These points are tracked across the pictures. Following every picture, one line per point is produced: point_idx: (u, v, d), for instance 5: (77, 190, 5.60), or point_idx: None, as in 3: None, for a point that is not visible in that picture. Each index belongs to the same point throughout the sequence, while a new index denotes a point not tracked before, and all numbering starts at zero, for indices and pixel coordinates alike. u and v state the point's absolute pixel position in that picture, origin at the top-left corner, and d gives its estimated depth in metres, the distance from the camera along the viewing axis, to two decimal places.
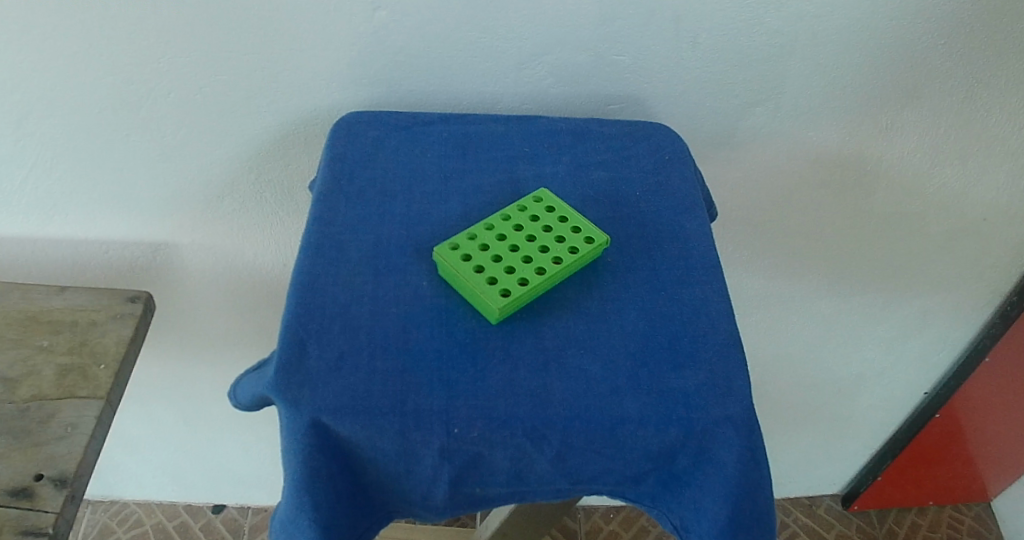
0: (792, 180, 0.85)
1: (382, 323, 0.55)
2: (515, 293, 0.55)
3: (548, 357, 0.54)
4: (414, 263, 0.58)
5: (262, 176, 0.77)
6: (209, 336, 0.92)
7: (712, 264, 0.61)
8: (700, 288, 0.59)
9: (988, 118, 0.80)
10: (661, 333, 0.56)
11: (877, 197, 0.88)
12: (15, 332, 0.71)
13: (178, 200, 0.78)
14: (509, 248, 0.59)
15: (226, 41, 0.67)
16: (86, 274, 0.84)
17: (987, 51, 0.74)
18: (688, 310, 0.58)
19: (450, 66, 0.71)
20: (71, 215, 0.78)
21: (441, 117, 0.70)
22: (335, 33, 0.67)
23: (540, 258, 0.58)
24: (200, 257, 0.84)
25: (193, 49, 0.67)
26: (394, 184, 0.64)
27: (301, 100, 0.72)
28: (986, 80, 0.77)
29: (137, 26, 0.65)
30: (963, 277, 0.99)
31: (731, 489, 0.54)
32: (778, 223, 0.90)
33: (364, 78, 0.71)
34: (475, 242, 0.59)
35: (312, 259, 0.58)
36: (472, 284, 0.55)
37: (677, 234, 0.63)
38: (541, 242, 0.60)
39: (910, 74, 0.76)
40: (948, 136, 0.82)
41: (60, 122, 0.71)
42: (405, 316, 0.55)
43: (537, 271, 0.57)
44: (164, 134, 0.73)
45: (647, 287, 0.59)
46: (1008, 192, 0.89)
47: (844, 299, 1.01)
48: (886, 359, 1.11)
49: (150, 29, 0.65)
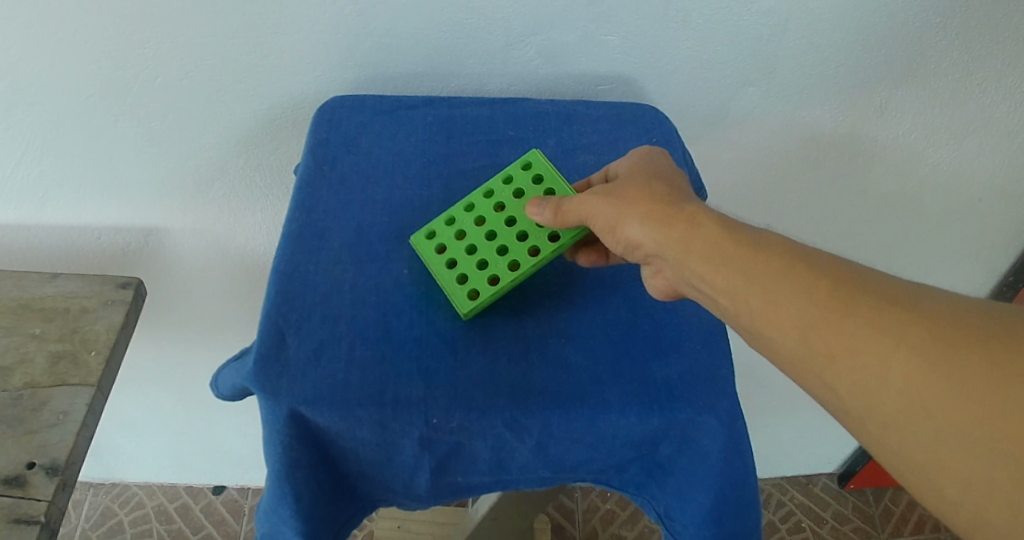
0: (783, 162, 0.80)
1: (362, 314, 0.53)
2: (483, 293, 0.54)
3: (528, 346, 0.53)
4: (395, 252, 0.57)
5: (253, 160, 0.75)
6: (200, 322, 0.91)
7: None
8: None
9: (984, 98, 0.75)
10: (651, 319, 0.55)
11: (872, 177, 0.83)
12: (7, 318, 0.69)
13: (169, 186, 0.76)
14: (486, 235, 0.57)
15: (208, 22, 0.64)
16: (82, 261, 0.82)
17: (985, 29, 0.70)
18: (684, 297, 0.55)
19: (435, 48, 0.68)
20: (62, 200, 0.76)
21: (425, 100, 0.67)
22: (321, 17, 0.65)
23: (517, 249, 0.56)
24: (191, 242, 0.81)
25: (173, 30, 0.64)
26: (375, 169, 0.63)
27: (286, 86, 0.69)
28: (983, 58, 0.72)
29: (119, 14, 0.62)
30: (957, 256, 0.94)
31: (714, 480, 0.52)
32: (775, 202, 0.85)
33: (351, 61, 0.68)
34: (452, 229, 0.57)
35: (293, 248, 0.56)
36: (441, 282, 0.55)
37: None
38: (522, 227, 0.57)
39: (937, 34, 0.70)
40: (980, 100, 0.76)
41: (47, 109, 0.68)
42: (383, 306, 0.54)
43: (510, 266, 0.55)
44: (153, 119, 0.70)
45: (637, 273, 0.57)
46: (1005, 171, 0.83)
47: None
48: None
49: (129, 9, 0.62)
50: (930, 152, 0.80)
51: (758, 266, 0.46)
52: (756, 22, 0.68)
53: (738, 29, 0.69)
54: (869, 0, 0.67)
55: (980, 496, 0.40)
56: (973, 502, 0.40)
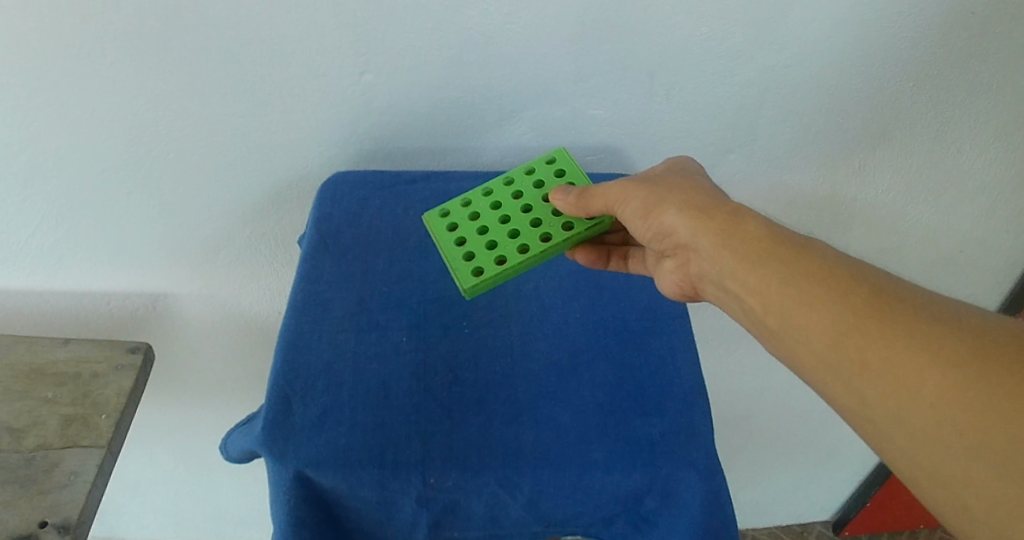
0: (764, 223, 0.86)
1: (363, 382, 0.64)
2: (487, 272, 0.59)
3: (519, 409, 0.63)
4: (391, 322, 0.68)
5: (258, 228, 0.79)
6: (204, 382, 0.93)
7: (680, 313, 0.69)
8: (667, 338, 0.68)
9: (959, 155, 0.80)
10: (609, 383, 0.65)
11: (854, 234, 0.87)
12: (21, 384, 0.72)
13: (179, 253, 0.80)
14: (499, 218, 0.63)
15: (223, 103, 0.69)
16: (90, 322, 0.85)
17: (955, 94, 0.75)
18: (634, 362, 0.66)
19: (432, 124, 0.74)
20: (74, 267, 0.79)
21: (424, 174, 0.76)
22: (326, 98, 0.70)
23: (528, 234, 0.61)
24: (198, 306, 0.85)
25: (190, 110, 0.69)
26: (378, 243, 0.73)
27: (292, 159, 0.74)
28: (956, 118, 0.77)
29: (136, 94, 0.67)
30: None
31: (694, 532, 0.60)
32: None
33: (353, 137, 0.74)
34: (466, 211, 0.64)
35: (298, 319, 0.67)
36: (449, 258, 0.61)
37: (649, 285, 0.71)
38: (537, 216, 0.62)
39: (907, 102, 0.75)
40: (957, 157, 0.80)
41: (63, 182, 0.72)
42: (382, 374, 0.65)
43: (518, 249, 0.60)
44: (165, 191, 0.75)
45: (625, 339, 0.68)
46: (983, 222, 0.87)
47: None
48: None
49: (150, 91, 0.67)
50: (909, 209, 0.85)
51: (794, 269, 0.50)
52: (738, 93, 0.73)
53: (722, 100, 0.73)
54: (840, 75, 0.73)
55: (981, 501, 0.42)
56: (991, 516, 0.42)
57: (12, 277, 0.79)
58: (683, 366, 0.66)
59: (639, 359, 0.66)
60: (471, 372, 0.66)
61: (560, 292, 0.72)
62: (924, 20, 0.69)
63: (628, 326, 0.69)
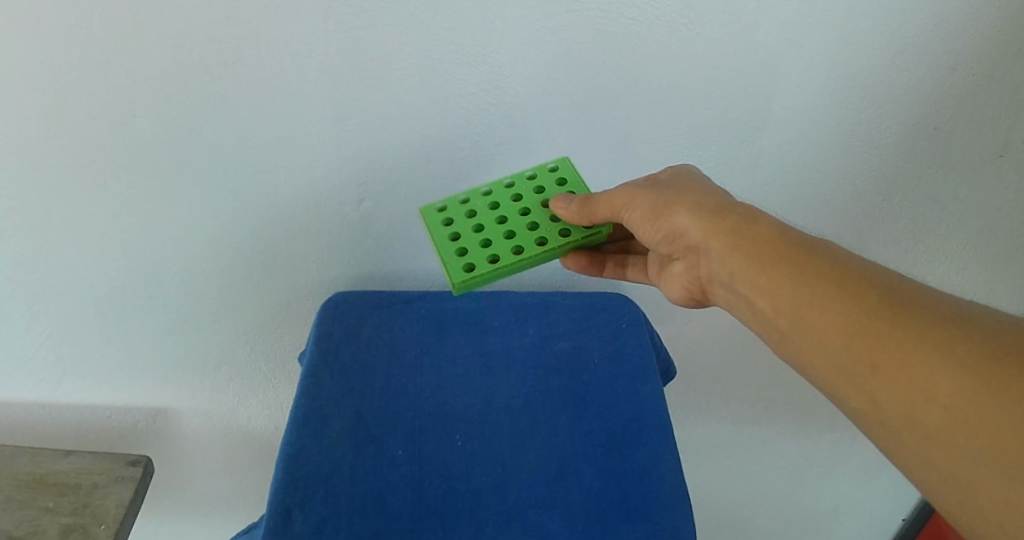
0: (724, 333, 0.98)
1: (360, 490, 0.71)
2: (478, 270, 0.65)
3: (512, 516, 0.70)
4: (388, 436, 0.75)
5: (257, 348, 0.87)
6: (200, 485, 0.99)
7: (663, 422, 0.77)
8: (650, 446, 0.75)
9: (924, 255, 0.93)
10: (587, 492, 0.72)
11: None
12: (22, 493, 0.75)
13: (180, 370, 0.87)
14: (495, 218, 0.69)
15: (237, 231, 0.78)
16: (89, 433, 0.91)
17: (916, 205, 0.88)
18: (614, 469, 0.73)
19: (425, 250, 0.85)
20: (78, 383, 0.86)
21: (418, 295, 0.86)
22: (327, 221, 0.79)
23: (523, 237, 0.67)
24: (197, 422, 0.92)
25: (207, 237, 0.78)
26: (376, 361, 0.80)
27: (296, 278, 0.84)
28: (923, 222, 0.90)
29: (152, 215, 0.75)
30: None
31: None
32: (713, 368, 1.02)
33: (352, 260, 0.84)
34: (463, 208, 0.70)
35: (299, 432, 0.74)
36: (442, 253, 0.66)
37: (631, 397, 0.79)
38: (533, 219, 0.68)
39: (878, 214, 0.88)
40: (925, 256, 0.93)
41: (73, 298, 0.79)
42: (379, 484, 0.71)
43: (511, 250, 0.66)
44: (170, 309, 0.82)
45: (609, 448, 0.75)
46: None
47: (791, 432, 1.12)
48: (829, 480, 1.19)
49: (173, 221, 0.76)
50: None
51: (804, 271, 0.57)
52: None
53: None
54: (788, 200, 0.86)
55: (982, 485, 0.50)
56: (995, 498, 0.49)
57: (21, 389, 0.85)
58: (666, 473, 0.73)
59: (618, 468, 0.73)
60: (463, 483, 0.72)
61: (548, 406, 0.78)
62: (839, 166, 0.83)
63: (612, 440, 0.75)
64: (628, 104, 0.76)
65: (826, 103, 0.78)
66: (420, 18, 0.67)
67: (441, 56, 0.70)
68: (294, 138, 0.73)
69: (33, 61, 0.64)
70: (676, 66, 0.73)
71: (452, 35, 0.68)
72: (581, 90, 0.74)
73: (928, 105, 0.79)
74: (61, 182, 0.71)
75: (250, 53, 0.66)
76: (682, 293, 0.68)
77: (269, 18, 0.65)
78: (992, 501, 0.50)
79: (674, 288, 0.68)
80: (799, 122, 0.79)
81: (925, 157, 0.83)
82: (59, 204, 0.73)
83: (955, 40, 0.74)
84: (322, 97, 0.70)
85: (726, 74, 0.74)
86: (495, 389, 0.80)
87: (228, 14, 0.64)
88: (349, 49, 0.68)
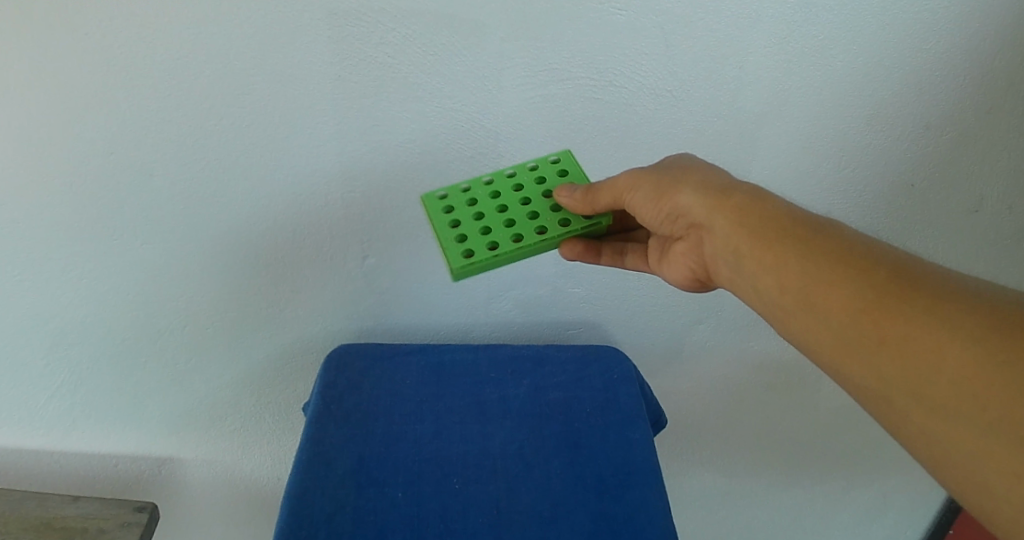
0: (713, 384, 1.01)
1: (362, 529, 0.71)
2: (477, 256, 0.64)
3: None
4: (389, 478, 0.76)
5: (262, 398, 0.90)
6: (199, 533, 1.01)
7: (653, 467, 0.77)
8: (641, 489, 0.76)
9: None
10: (579, 532, 0.72)
11: (803, 386, 1.03)
12: (31, 536, 0.79)
13: (188, 418, 0.90)
14: (497, 207, 0.68)
15: (244, 286, 0.81)
16: (93, 483, 0.93)
17: None
18: (606, 512, 0.74)
19: (428, 304, 0.88)
20: (89, 432, 0.88)
21: (418, 347, 0.87)
22: (333, 277, 0.82)
23: (522, 226, 0.66)
24: (200, 471, 0.95)
25: (213, 295, 0.80)
26: (376, 409, 0.81)
27: (300, 331, 0.86)
28: None
29: (166, 270, 0.77)
30: (877, 453, 1.12)
31: None
32: (702, 419, 1.06)
33: (356, 313, 0.86)
34: (464, 196, 0.69)
35: (303, 475, 0.74)
36: (441, 238, 0.66)
37: (622, 442, 0.79)
38: (534, 209, 0.68)
39: None
40: None
41: (86, 348, 0.81)
42: (379, 525, 0.72)
43: (510, 239, 0.65)
44: (179, 360, 0.84)
45: (602, 491, 0.75)
46: None
47: (775, 479, 1.15)
48: (812, 526, 1.22)
49: (183, 278, 0.78)
50: None
51: (813, 244, 0.56)
52: None
53: None
54: None
55: (995, 475, 0.46)
56: (1012, 492, 0.46)
57: (30, 438, 0.87)
58: (656, 514, 0.73)
59: (610, 510, 0.74)
60: (460, 524, 0.73)
61: (542, 451, 0.79)
62: None
63: (604, 483, 0.76)
64: (618, 164, 0.80)
65: (806, 162, 0.83)
66: (424, 88, 0.71)
67: (443, 122, 0.74)
68: (300, 200, 0.76)
69: (61, 122, 0.66)
70: (662, 130, 0.78)
71: (454, 101, 0.73)
72: (574, 153, 0.78)
73: (894, 164, 0.84)
74: (74, 244, 0.73)
75: (262, 122, 0.70)
76: (685, 275, 0.66)
77: (282, 89, 0.68)
78: (1004, 479, 0.46)
79: (676, 271, 0.67)
80: (777, 180, 0.84)
81: (892, 212, 0.89)
82: (69, 265, 0.74)
83: (914, 105, 0.80)
84: (329, 160, 0.74)
85: (708, 138, 0.79)
86: (491, 436, 0.80)
87: (245, 84, 0.67)
88: (357, 114, 0.71)
